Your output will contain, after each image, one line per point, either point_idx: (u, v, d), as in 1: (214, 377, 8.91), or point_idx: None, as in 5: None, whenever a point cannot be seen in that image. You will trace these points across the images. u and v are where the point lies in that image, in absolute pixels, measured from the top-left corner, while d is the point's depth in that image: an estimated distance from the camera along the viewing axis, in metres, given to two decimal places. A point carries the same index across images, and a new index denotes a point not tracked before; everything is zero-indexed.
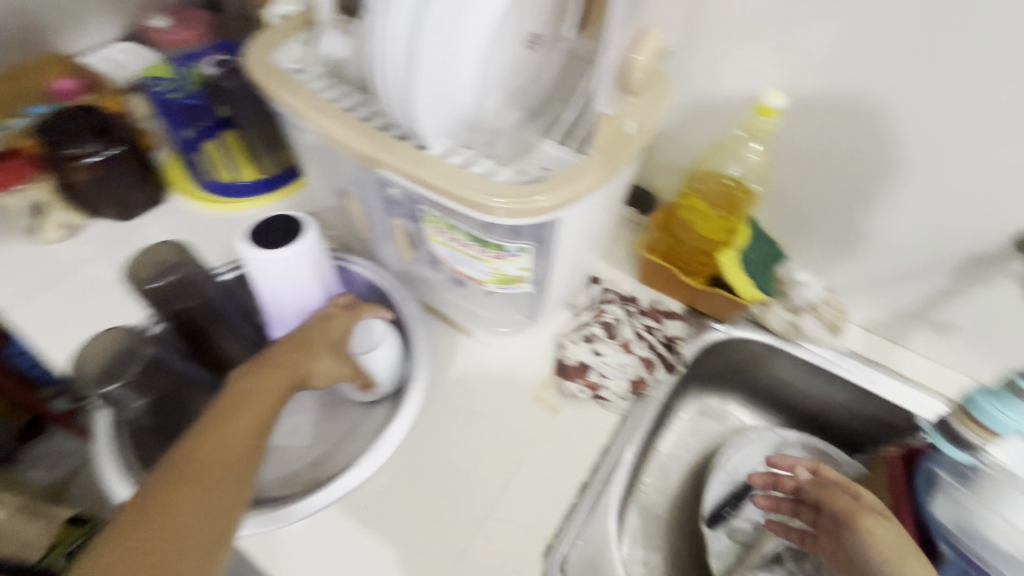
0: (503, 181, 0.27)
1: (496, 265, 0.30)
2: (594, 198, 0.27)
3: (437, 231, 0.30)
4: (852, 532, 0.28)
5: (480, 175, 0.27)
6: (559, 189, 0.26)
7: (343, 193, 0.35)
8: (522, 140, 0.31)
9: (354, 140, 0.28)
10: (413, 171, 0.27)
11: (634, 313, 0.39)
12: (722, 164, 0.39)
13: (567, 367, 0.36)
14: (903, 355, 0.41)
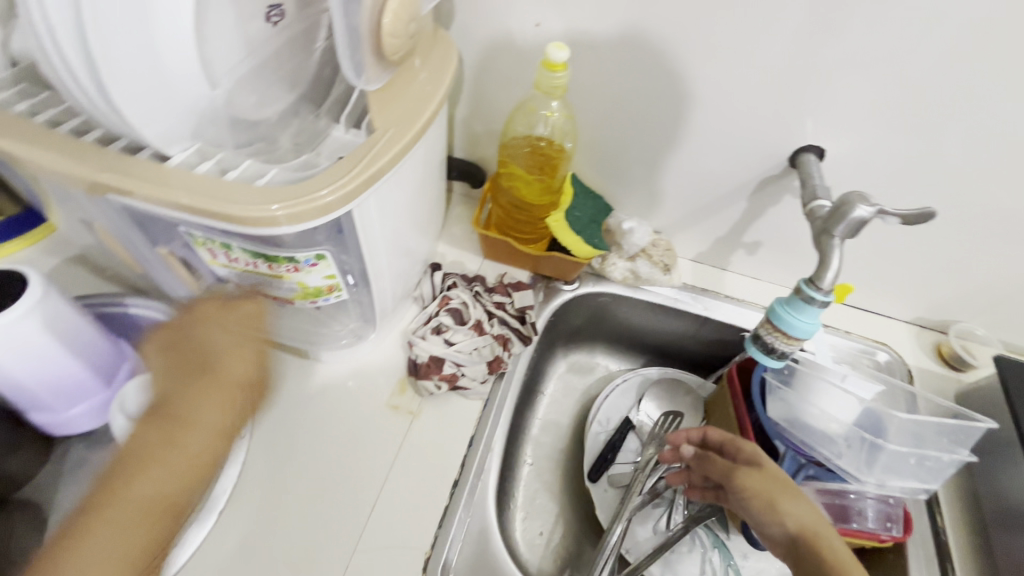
0: (267, 188, 0.39)
1: (296, 276, 0.44)
2: (357, 192, 0.40)
3: (217, 252, 0.44)
4: (749, 480, 0.47)
5: (249, 182, 0.39)
6: (327, 188, 0.39)
7: (91, 222, 0.48)
8: (307, 132, 0.49)
9: (75, 168, 0.38)
10: (194, 193, 0.37)
11: (472, 291, 0.64)
12: (522, 122, 0.61)
13: (421, 366, 0.59)
14: (726, 275, 0.73)
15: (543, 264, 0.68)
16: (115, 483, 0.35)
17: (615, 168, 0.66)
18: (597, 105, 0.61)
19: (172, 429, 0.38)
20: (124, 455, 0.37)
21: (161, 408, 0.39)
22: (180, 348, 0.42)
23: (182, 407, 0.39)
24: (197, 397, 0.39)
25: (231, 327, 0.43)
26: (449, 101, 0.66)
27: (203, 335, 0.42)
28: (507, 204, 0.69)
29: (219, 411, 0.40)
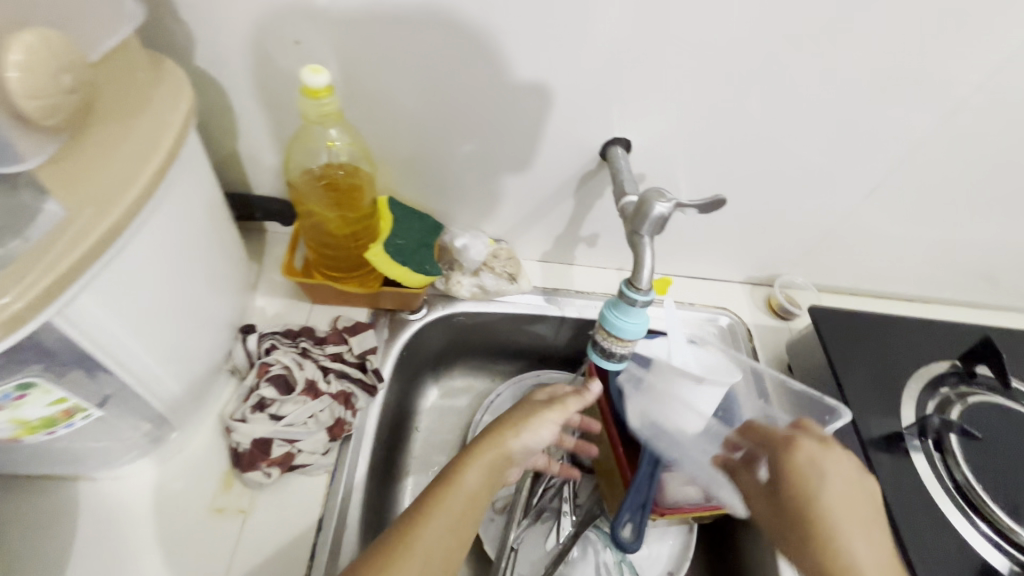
0: (128, 149, 0.41)
1: (14, 413, 0.40)
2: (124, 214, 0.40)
3: None
4: (817, 501, 0.48)
5: (54, 226, 0.38)
6: (128, 171, 0.41)
7: None
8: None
9: None
10: (83, 241, 0.37)
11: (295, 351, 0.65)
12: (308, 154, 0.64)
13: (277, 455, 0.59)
14: (596, 295, 0.83)
15: (383, 300, 0.73)
16: (431, 510, 0.51)
17: (481, 191, 0.74)
18: (385, 130, 0.66)
19: (454, 471, 0.54)
20: (428, 505, 0.51)
21: (446, 474, 0.54)
22: (482, 462, 0.55)
23: (453, 478, 0.53)
24: (467, 465, 0.54)
25: (528, 443, 0.58)
26: (227, 127, 0.65)
27: (496, 439, 0.56)
28: (317, 247, 0.70)
29: (475, 476, 0.54)
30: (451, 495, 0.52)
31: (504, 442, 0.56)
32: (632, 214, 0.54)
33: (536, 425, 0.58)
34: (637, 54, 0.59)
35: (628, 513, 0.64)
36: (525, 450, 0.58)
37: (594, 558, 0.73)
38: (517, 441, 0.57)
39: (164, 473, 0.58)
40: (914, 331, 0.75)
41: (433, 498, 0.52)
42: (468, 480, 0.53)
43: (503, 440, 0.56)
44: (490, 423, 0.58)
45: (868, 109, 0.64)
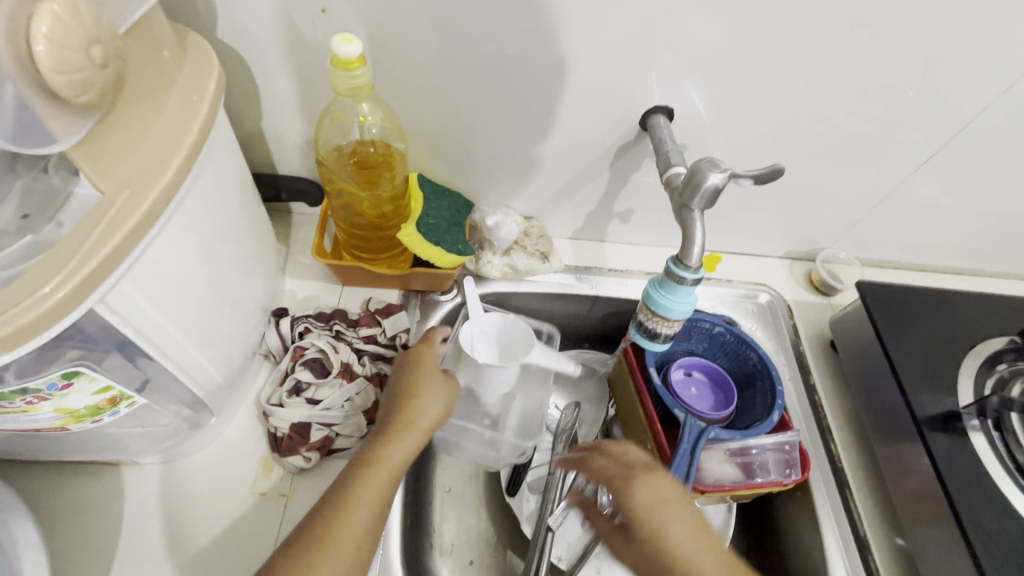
0: (153, 138, 0.39)
1: (60, 403, 0.39)
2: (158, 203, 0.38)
3: None
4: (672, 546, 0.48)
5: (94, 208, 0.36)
6: (163, 164, 0.39)
7: None
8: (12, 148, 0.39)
9: None
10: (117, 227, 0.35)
11: (327, 334, 0.64)
12: (337, 134, 0.61)
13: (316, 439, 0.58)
14: (629, 272, 0.81)
15: (415, 281, 0.72)
16: (350, 496, 0.48)
17: (512, 167, 0.71)
18: (416, 106, 0.63)
19: (375, 450, 0.51)
20: (349, 490, 0.48)
21: (364, 456, 0.51)
22: (404, 436, 0.53)
23: (377, 456, 0.51)
24: (389, 445, 0.52)
25: (438, 396, 0.57)
26: (254, 106, 0.63)
27: (408, 407, 0.55)
28: (347, 228, 0.68)
29: (400, 453, 0.52)
30: (377, 472, 0.50)
31: (415, 411, 0.55)
32: (682, 187, 0.51)
33: (429, 372, 0.58)
34: (683, 13, 0.55)
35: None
36: (440, 403, 0.57)
37: None
38: (427, 405, 0.56)
39: (208, 456, 0.59)
40: (968, 304, 0.72)
41: (355, 475, 0.49)
42: (392, 455, 0.51)
43: (411, 412, 0.55)
44: (396, 388, 0.57)
45: (931, 70, 0.59)
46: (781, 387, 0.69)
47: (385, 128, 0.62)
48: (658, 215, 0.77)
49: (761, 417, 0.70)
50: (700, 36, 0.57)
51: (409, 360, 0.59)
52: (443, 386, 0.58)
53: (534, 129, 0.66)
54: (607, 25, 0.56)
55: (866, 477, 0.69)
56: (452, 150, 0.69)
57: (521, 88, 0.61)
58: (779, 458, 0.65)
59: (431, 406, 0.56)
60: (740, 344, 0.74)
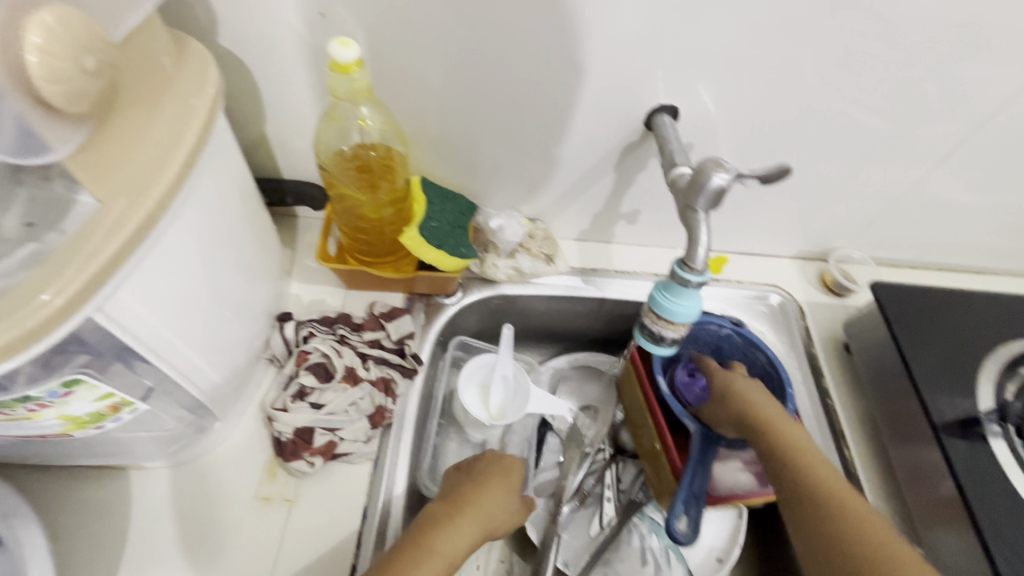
0: (151, 149, 0.40)
1: (63, 409, 0.40)
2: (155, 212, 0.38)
3: None
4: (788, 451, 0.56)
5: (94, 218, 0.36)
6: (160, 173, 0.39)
7: None
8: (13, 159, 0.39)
9: None
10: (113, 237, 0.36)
11: (331, 338, 0.64)
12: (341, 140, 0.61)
13: (321, 445, 0.58)
14: (635, 273, 0.80)
15: (418, 285, 0.72)
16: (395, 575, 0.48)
17: (515, 169, 0.71)
18: (418, 110, 0.63)
19: (431, 537, 0.51)
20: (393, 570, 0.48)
21: (422, 537, 0.51)
22: (458, 526, 0.53)
23: (432, 544, 0.51)
24: (445, 534, 0.52)
25: (504, 499, 0.57)
26: (258, 111, 0.64)
27: (467, 498, 0.55)
28: (350, 233, 0.68)
29: (454, 543, 0.52)
30: (429, 558, 0.50)
31: (479, 503, 0.55)
32: (686, 186, 0.50)
33: (505, 480, 0.59)
34: (688, 10, 0.53)
35: (682, 504, 0.60)
36: (503, 506, 0.57)
37: (640, 542, 0.71)
38: (491, 503, 0.56)
39: (214, 461, 0.59)
40: (988, 305, 0.70)
41: (407, 559, 0.49)
42: (445, 547, 0.51)
43: (466, 501, 0.55)
44: (462, 478, 0.58)
45: (946, 64, 0.57)
46: (791, 389, 0.68)
47: (385, 132, 0.61)
48: (665, 214, 0.76)
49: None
50: (705, 34, 0.55)
51: (482, 458, 0.61)
52: (513, 496, 0.58)
53: (537, 130, 0.66)
54: (610, 25, 0.55)
55: (882, 483, 0.67)
56: (454, 152, 0.69)
57: (523, 89, 0.61)
58: None
59: (496, 496, 0.57)
60: (749, 346, 0.73)
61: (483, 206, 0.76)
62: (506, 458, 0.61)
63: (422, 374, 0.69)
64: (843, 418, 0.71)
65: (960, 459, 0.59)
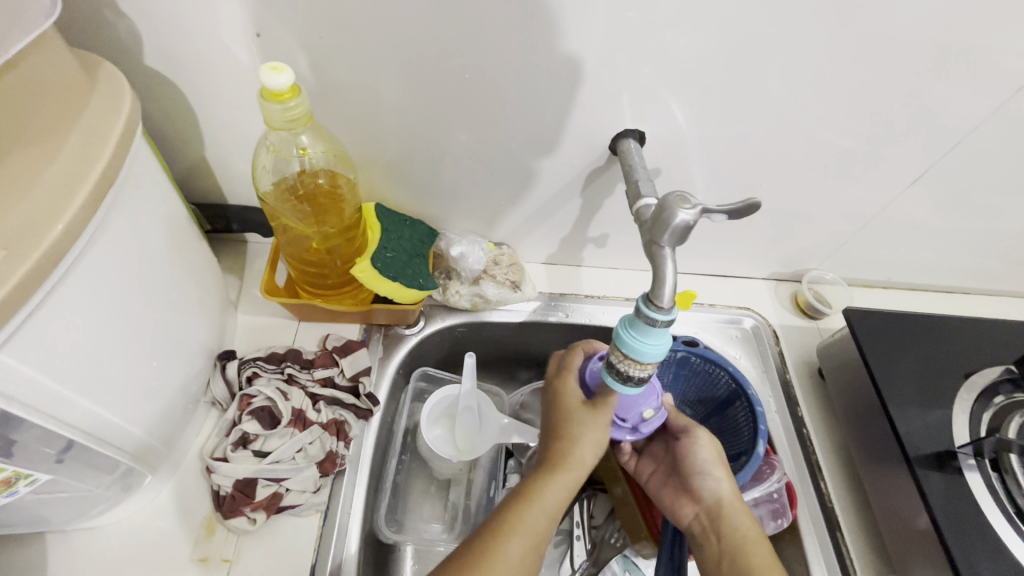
0: (46, 190, 0.35)
1: None
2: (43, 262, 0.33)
3: None
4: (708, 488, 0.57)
5: None
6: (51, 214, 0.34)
7: None
8: None
9: None
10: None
11: (277, 378, 0.60)
12: (286, 167, 0.57)
13: (265, 500, 0.53)
14: (605, 298, 0.77)
15: (375, 316, 0.67)
16: (511, 528, 0.49)
17: (476, 193, 0.67)
18: (370, 133, 0.59)
19: (527, 493, 0.51)
20: (508, 523, 0.49)
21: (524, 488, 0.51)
22: (563, 478, 0.52)
23: (529, 499, 0.51)
24: (552, 486, 0.51)
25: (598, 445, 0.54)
26: (195, 134, 0.59)
27: (571, 453, 0.52)
28: (300, 267, 0.63)
29: (558, 497, 0.52)
30: (535, 511, 0.50)
31: (576, 459, 0.52)
32: (650, 220, 0.47)
33: (598, 429, 0.53)
34: (652, 32, 0.50)
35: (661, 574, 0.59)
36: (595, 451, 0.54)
37: None
38: (585, 454, 0.52)
39: (146, 518, 0.54)
40: (961, 330, 0.68)
41: (501, 518, 0.50)
42: (544, 503, 0.51)
43: (577, 457, 0.52)
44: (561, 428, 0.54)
45: (915, 88, 0.55)
46: (761, 409, 0.66)
47: (329, 159, 0.58)
48: (635, 238, 0.73)
49: (746, 441, 0.66)
50: (670, 59, 0.53)
51: (560, 403, 0.55)
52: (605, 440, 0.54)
53: (499, 153, 0.62)
54: (570, 46, 0.51)
55: (858, 514, 0.65)
56: (412, 176, 0.65)
57: (481, 111, 0.57)
58: (768, 508, 0.63)
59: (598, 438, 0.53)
60: (709, 364, 0.71)
61: (444, 230, 0.72)
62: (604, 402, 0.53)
63: (379, 412, 0.65)
64: (818, 448, 0.70)
65: (937, 494, 0.57)
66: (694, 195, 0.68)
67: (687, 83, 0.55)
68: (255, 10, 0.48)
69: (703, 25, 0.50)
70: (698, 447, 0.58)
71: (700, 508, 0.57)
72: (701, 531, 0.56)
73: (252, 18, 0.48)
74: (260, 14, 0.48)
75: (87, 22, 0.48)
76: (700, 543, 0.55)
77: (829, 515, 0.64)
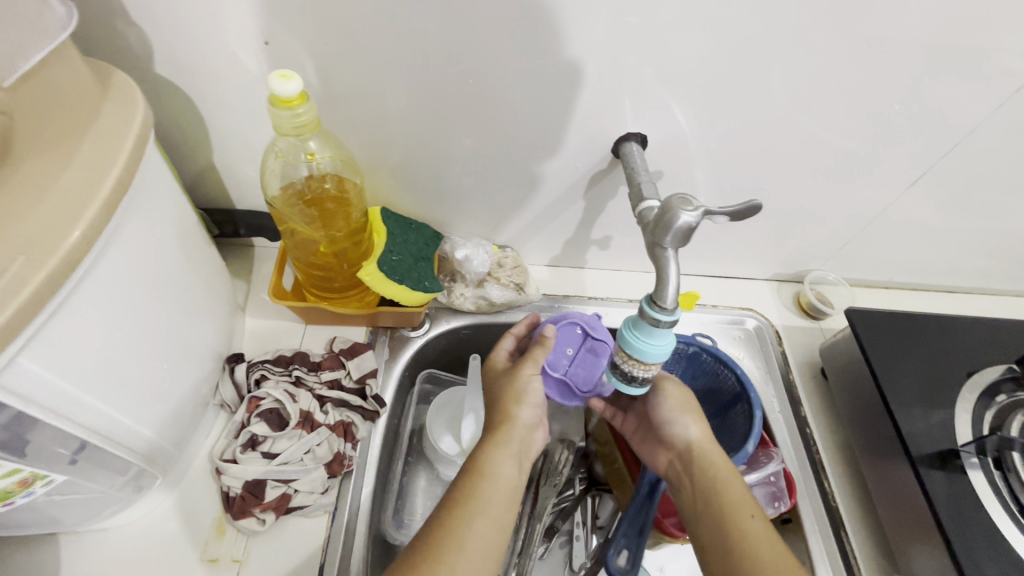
0: (60, 197, 0.36)
1: None
2: (61, 269, 0.34)
3: None
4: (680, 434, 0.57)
5: None
6: (67, 221, 0.35)
7: None
8: None
9: None
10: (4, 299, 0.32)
11: (285, 381, 0.61)
12: (293, 172, 0.58)
13: (273, 501, 0.54)
14: (609, 300, 0.77)
15: (381, 319, 0.68)
16: (468, 503, 0.48)
17: (480, 197, 0.68)
18: (375, 137, 0.60)
19: (475, 460, 0.51)
20: (464, 498, 0.49)
21: (471, 463, 0.51)
22: (505, 444, 0.53)
23: (481, 468, 0.51)
24: (500, 457, 0.52)
25: (533, 406, 0.57)
26: (203, 140, 0.60)
27: (507, 416, 0.55)
28: (307, 270, 0.64)
29: (508, 464, 0.52)
30: (488, 483, 0.50)
31: (512, 419, 0.55)
32: (653, 223, 0.47)
33: (526, 386, 0.57)
34: (654, 36, 0.51)
35: (623, 539, 0.62)
36: (534, 414, 0.57)
37: None
38: (520, 411, 0.55)
39: (156, 519, 0.55)
40: (963, 329, 0.69)
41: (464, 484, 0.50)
42: (497, 470, 0.51)
43: (513, 419, 0.55)
44: (494, 398, 0.58)
45: (915, 89, 0.56)
46: (759, 411, 0.66)
47: (336, 165, 0.59)
48: (637, 240, 0.74)
49: (741, 437, 0.67)
50: (672, 63, 0.53)
51: (490, 376, 0.61)
52: (538, 399, 0.57)
53: (502, 156, 0.63)
54: (572, 53, 0.52)
55: (862, 513, 0.65)
56: (416, 179, 0.66)
57: (484, 116, 0.58)
58: (767, 491, 0.64)
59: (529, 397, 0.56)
60: (718, 363, 0.71)
61: (449, 233, 0.73)
62: (526, 360, 0.58)
63: (386, 414, 0.66)
64: (822, 447, 0.70)
65: (940, 493, 0.57)
66: (697, 196, 0.69)
67: (688, 86, 0.56)
68: (264, 18, 0.49)
69: (704, 29, 0.51)
70: (664, 399, 0.59)
71: (674, 454, 0.57)
72: (676, 476, 0.56)
73: (260, 26, 0.49)
74: (268, 23, 0.49)
75: (98, 31, 0.49)
76: (676, 488, 0.56)
77: (832, 513, 0.65)
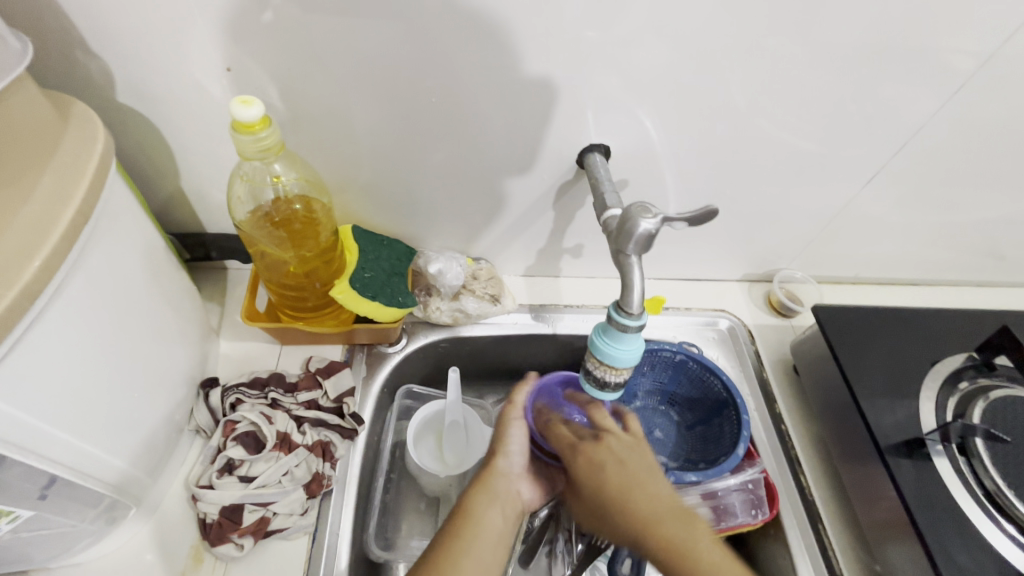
0: (19, 229, 0.36)
1: None
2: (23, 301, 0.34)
3: None
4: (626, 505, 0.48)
5: None
6: (26, 250, 0.35)
7: None
8: None
9: None
10: None
11: (262, 403, 0.60)
12: (259, 195, 0.58)
13: (250, 527, 0.53)
14: (583, 306, 0.79)
15: (359, 335, 0.68)
16: (455, 545, 0.49)
17: (453, 212, 0.69)
18: (342, 154, 0.61)
19: (466, 504, 0.53)
20: (451, 542, 0.49)
21: (457, 509, 0.52)
22: (486, 490, 0.54)
23: (470, 510, 0.52)
24: (484, 503, 0.53)
25: (511, 457, 0.58)
26: (170, 165, 0.60)
27: (488, 469, 0.57)
28: (281, 291, 0.64)
29: (493, 510, 0.53)
30: (475, 527, 0.50)
31: (491, 469, 0.57)
32: (616, 230, 0.49)
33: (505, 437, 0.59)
34: (612, 51, 0.53)
35: None
36: (513, 464, 0.58)
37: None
38: (500, 460, 0.58)
39: (130, 550, 0.54)
40: (923, 321, 0.71)
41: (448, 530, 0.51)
42: (484, 514, 0.52)
43: (495, 466, 0.57)
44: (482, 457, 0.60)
45: (865, 89, 0.58)
46: (746, 416, 0.67)
47: (303, 186, 0.59)
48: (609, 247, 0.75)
49: (727, 446, 0.68)
50: (631, 74, 0.55)
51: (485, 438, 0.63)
52: (519, 448, 0.59)
53: (469, 170, 0.64)
54: (532, 68, 0.54)
55: (837, 504, 0.67)
56: (385, 196, 0.66)
57: (446, 131, 0.59)
58: (744, 497, 0.65)
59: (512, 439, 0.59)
60: (704, 370, 0.72)
61: (422, 248, 0.74)
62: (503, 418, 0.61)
63: (365, 431, 0.66)
64: (797, 441, 0.71)
65: (910, 480, 0.58)
66: (664, 202, 0.71)
67: (647, 96, 0.57)
68: (227, 45, 0.49)
69: (658, 41, 0.53)
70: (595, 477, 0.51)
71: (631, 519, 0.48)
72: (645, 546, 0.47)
73: (224, 52, 0.50)
74: (231, 49, 0.50)
75: (59, 61, 0.49)
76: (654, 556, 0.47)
77: (808, 505, 0.66)
